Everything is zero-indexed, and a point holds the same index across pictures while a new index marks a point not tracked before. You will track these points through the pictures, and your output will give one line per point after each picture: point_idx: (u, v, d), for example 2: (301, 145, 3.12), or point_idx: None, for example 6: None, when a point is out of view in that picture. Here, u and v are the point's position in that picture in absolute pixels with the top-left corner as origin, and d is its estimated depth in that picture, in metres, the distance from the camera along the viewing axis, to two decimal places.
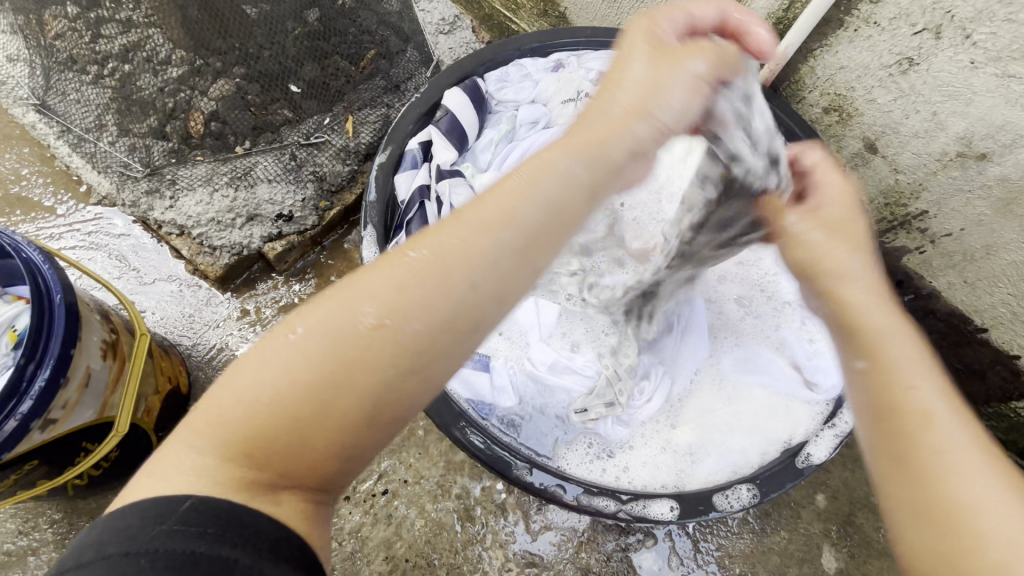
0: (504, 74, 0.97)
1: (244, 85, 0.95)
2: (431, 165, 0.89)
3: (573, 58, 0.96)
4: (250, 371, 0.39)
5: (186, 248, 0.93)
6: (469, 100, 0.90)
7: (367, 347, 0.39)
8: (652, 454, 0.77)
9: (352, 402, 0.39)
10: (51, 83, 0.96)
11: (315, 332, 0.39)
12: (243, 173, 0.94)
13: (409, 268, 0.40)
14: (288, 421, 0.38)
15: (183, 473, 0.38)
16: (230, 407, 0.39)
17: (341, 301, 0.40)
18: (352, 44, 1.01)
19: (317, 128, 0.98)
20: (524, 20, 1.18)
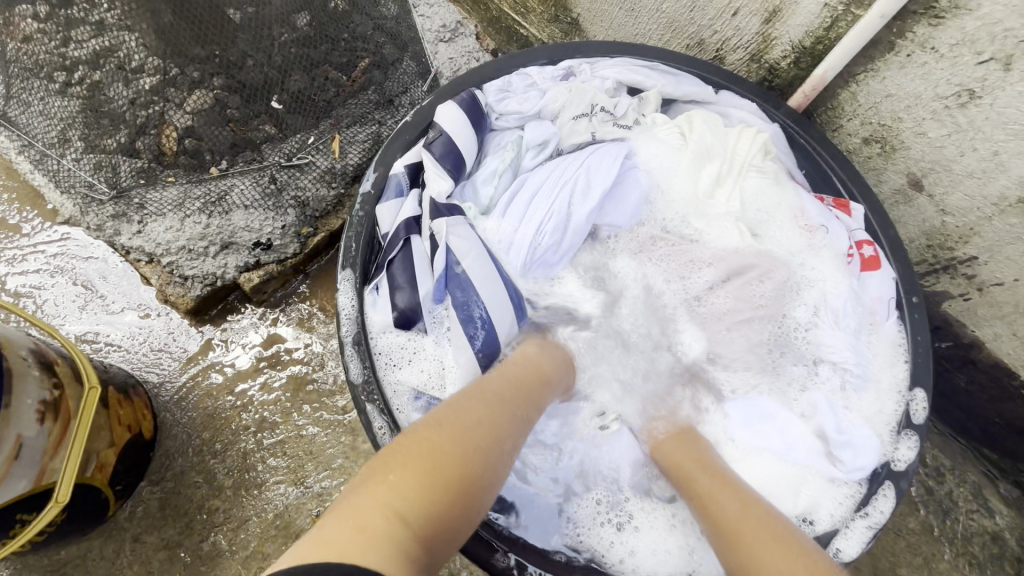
0: (506, 83, 0.86)
1: (224, 97, 0.87)
2: (424, 196, 0.78)
3: (585, 66, 0.88)
4: (409, 455, 0.47)
5: (156, 277, 0.85)
6: (467, 121, 0.80)
7: (478, 445, 0.52)
8: (662, 537, 0.72)
9: (479, 480, 0.50)
10: (13, 92, 0.88)
11: (468, 430, 0.52)
12: (218, 198, 0.86)
13: (495, 405, 0.58)
14: (453, 491, 0.47)
15: (345, 539, 0.39)
16: (400, 487, 0.44)
17: (457, 414, 0.54)
18: (344, 52, 0.93)
19: (302, 147, 0.90)
20: (533, 26, 1.08)
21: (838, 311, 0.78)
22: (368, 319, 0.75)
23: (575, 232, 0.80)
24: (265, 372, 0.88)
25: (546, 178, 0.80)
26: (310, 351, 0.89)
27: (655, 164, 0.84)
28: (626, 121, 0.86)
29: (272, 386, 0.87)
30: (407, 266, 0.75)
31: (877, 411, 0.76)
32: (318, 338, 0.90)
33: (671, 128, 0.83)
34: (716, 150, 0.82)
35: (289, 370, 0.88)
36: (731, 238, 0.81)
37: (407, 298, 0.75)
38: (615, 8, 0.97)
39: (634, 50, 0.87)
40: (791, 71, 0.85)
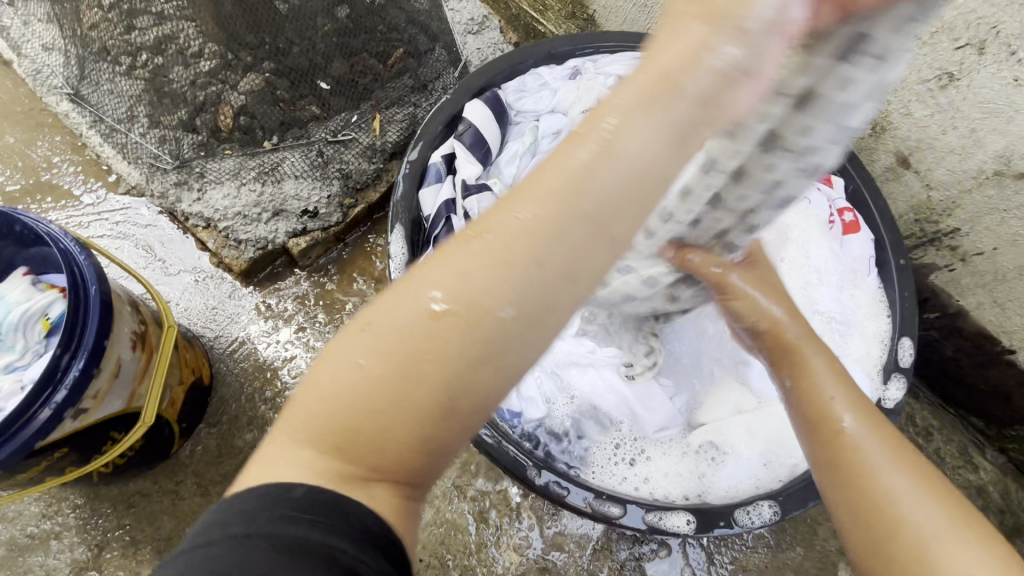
0: (522, 83, 0.95)
1: (273, 79, 0.94)
2: (455, 179, 0.85)
3: (590, 64, 0.95)
4: (342, 356, 0.37)
5: (212, 240, 0.94)
6: (491, 112, 0.87)
7: (434, 335, 0.36)
8: (673, 462, 0.77)
9: (437, 388, 0.36)
10: (85, 72, 0.97)
11: (392, 330, 0.37)
12: (270, 169, 0.95)
13: (492, 254, 0.36)
14: (371, 407, 0.37)
15: (282, 462, 0.38)
16: (327, 395, 0.37)
17: (404, 295, 0.37)
18: (380, 42, 1.01)
19: (345, 125, 0.99)
20: (551, 22, 1.17)
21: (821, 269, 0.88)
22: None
23: None
24: (310, 329, 0.96)
25: None
26: (350, 311, 0.97)
27: None
28: None
29: (316, 342, 0.95)
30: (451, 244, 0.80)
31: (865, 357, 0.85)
32: (357, 300, 0.98)
33: None
34: None
35: (333, 328, 0.96)
36: None
37: None
38: (628, 5, 1.06)
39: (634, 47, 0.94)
40: None
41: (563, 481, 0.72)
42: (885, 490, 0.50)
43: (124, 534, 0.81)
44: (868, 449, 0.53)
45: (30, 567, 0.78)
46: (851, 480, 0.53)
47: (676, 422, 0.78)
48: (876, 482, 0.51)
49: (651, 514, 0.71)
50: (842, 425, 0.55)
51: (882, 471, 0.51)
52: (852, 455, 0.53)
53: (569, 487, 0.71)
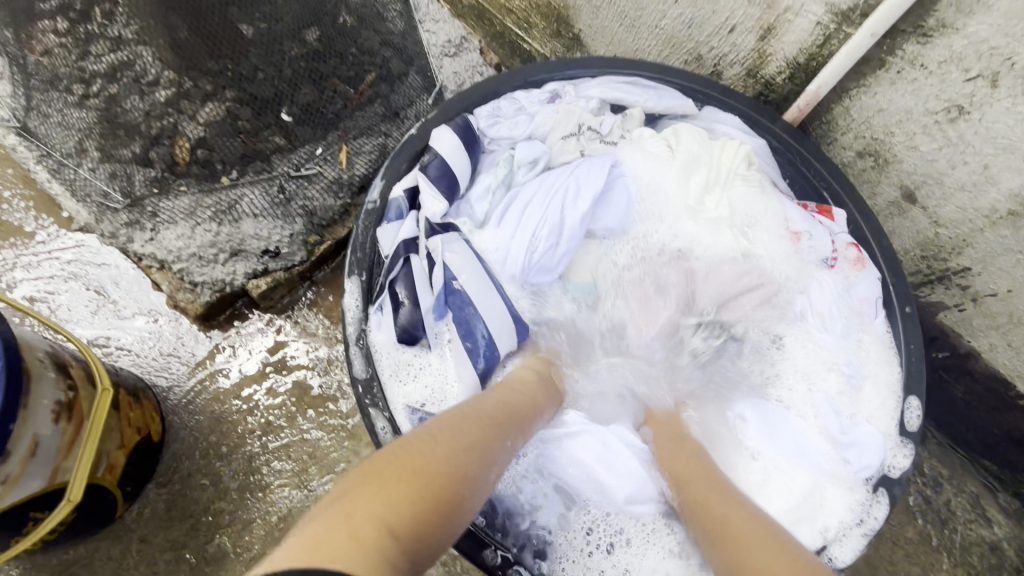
0: (496, 108, 0.87)
1: (235, 109, 0.89)
2: (420, 216, 0.78)
3: (569, 87, 0.89)
4: (411, 461, 0.46)
5: (166, 283, 0.88)
6: (460, 142, 0.80)
7: (483, 471, 0.52)
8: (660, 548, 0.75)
9: (466, 513, 0.49)
10: (34, 104, 0.91)
11: (449, 449, 0.50)
12: (227, 208, 0.89)
13: (501, 429, 0.58)
14: (429, 510, 0.45)
15: (362, 547, 0.38)
16: (402, 489, 0.44)
17: (438, 432, 0.52)
18: (352, 67, 0.96)
19: (310, 158, 0.93)
20: (536, 41, 1.12)
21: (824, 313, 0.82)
22: (372, 340, 0.74)
23: (571, 246, 0.81)
24: (273, 377, 0.90)
25: (539, 192, 0.81)
26: (315, 356, 0.91)
27: (643, 173, 0.84)
28: (612, 137, 0.88)
29: (278, 390, 0.89)
30: (411, 290, 0.74)
31: (874, 410, 0.78)
32: (323, 344, 0.92)
33: (658, 141, 0.85)
34: (703, 159, 0.83)
35: (296, 375, 0.90)
36: (726, 242, 0.82)
37: (411, 319, 0.74)
38: (614, 24, 1.00)
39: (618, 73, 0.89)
40: (786, 86, 0.87)
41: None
42: None
43: None
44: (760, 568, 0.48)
45: None
46: None
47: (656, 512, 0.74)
48: None
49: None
50: (736, 545, 0.51)
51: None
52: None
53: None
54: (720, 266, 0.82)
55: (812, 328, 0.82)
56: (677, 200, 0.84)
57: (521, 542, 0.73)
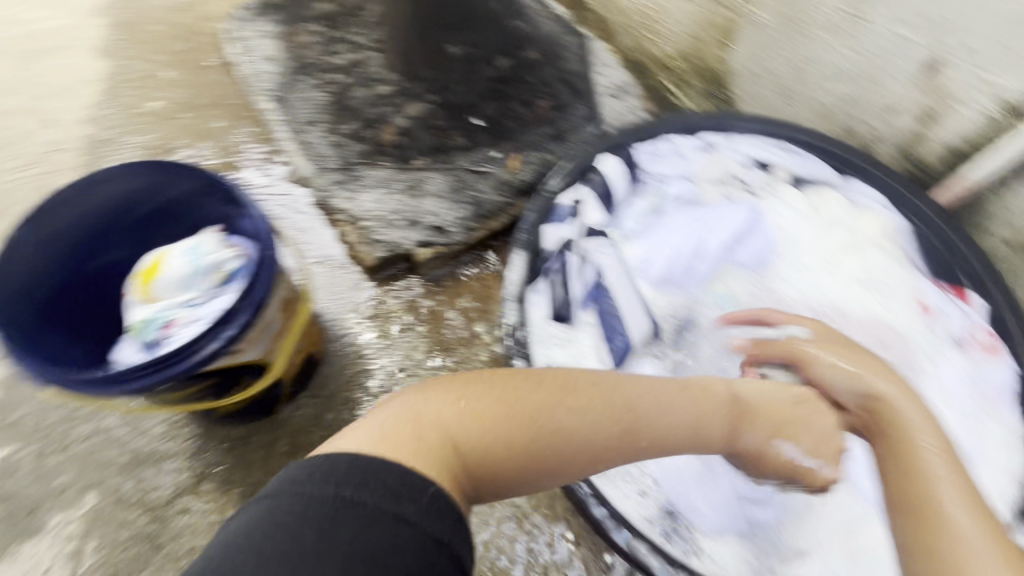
0: (656, 147, 0.92)
1: (435, 109, 1.11)
2: (580, 223, 0.88)
3: (725, 139, 0.93)
4: (477, 401, 0.51)
5: (353, 236, 1.07)
6: (624, 170, 0.91)
7: (576, 420, 0.53)
8: (739, 553, 0.74)
9: (547, 454, 0.52)
10: (291, 81, 1.18)
11: (572, 416, 0.53)
12: (415, 184, 1.07)
13: (621, 421, 0.56)
14: (506, 445, 0.50)
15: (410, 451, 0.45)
16: (459, 421, 0.50)
17: (528, 392, 0.53)
18: (529, 93, 1.16)
19: (485, 159, 1.10)
20: (688, 97, 1.25)
21: (945, 382, 0.82)
22: (529, 317, 0.80)
23: (704, 273, 0.91)
24: (414, 331, 1.04)
25: (683, 223, 0.92)
26: (452, 322, 1.05)
27: (783, 224, 0.92)
28: (757, 190, 0.93)
29: (416, 346, 1.03)
30: (568, 279, 0.85)
31: (994, 492, 0.75)
32: (462, 314, 1.06)
33: (801, 199, 0.92)
34: (844, 224, 0.89)
35: (433, 335, 1.04)
36: (857, 303, 0.87)
37: (563, 304, 0.84)
38: (771, 93, 1.10)
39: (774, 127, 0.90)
40: (939, 169, 0.91)
41: (624, 526, 0.70)
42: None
43: (221, 472, 0.90)
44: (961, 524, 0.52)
45: (143, 479, 0.89)
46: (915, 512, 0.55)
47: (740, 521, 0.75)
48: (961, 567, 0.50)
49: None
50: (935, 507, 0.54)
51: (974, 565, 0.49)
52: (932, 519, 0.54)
53: (642, 548, 0.69)
54: (852, 330, 0.86)
55: (926, 389, 0.83)
56: (809, 254, 0.90)
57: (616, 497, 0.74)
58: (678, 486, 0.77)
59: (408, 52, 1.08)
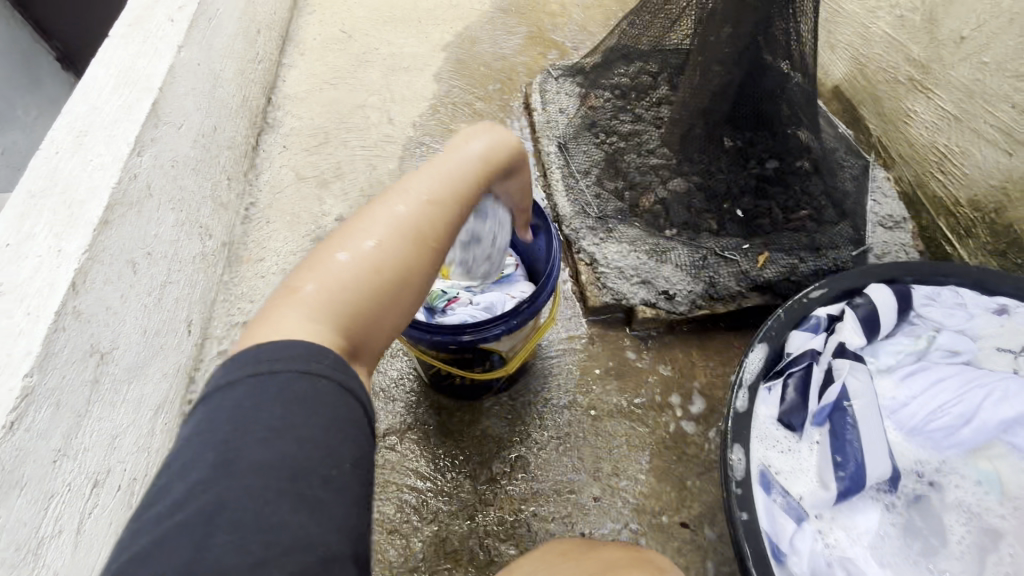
0: (935, 292, 0.88)
1: (695, 191, 1.20)
2: (832, 338, 0.85)
3: (1022, 309, 0.85)
4: (358, 237, 0.56)
5: (587, 275, 1.18)
6: (894, 302, 0.86)
7: (440, 204, 0.60)
8: None
9: (445, 258, 0.60)
10: (575, 136, 1.38)
11: (405, 209, 0.59)
12: (659, 250, 1.17)
13: (450, 193, 0.62)
14: (386, 273, 0.55)
15: (301, 330, 0.49)
16: (343, 271, 0.54)
17: (416, 215, 0.59)
18: (794, 200, 1.18)
19: (733, 248, 1.16)
20: (966, 248, 1.15)
21: None
22: (756, 410, 0.80)
23: (969, 441, 0.79)
24: (612, 377, 1.10)
25: (954, 379, 0.82)
26: (649, 383, 1.09)
27: None
28: None
29: (610, 391, 1.08)
30: (805, 388, 0.81)
31: None
32: (661, 378, 1.10)
33: None
34: None
35: (628, 387, 1.09)
36: None
37: (790, 411, 0.80)
38: None
39: None
40: None
41: None
42: None
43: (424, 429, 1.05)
44: None
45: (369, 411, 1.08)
46: None
47: None
48: None
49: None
50: None
51: None
52: None
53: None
54: None
55: None
56: None
57: None
58: None
59: (687, 138, 1.19)
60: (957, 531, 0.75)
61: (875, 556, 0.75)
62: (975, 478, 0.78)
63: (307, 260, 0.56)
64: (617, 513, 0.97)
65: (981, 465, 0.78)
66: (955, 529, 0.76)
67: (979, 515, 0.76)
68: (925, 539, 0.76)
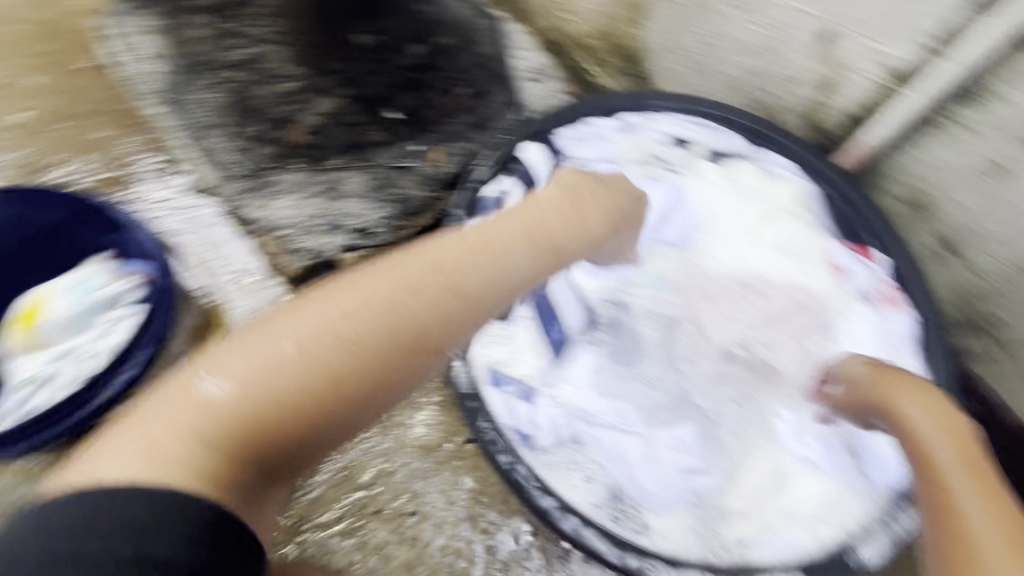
0: (578, 132, 0.96)
1: (348, 106, 1.05)
2: (507, 213, 0.89)
3: (644, 120, 0.96)
4: (267, 366, 0.52)
5: (270, 246, 1.00)
6: (547, 158, 0.94)
7: (348, 334, 0.54)
8: (685, 525, 0.76)
9: (369, 398, 0.56)
10: (178, 81, 1.06)
11: (309, 341, 0.53)
12: (333, 186, 1.01)
13: (352, 327, 0.54)
14: (286, 421, 0.52)
15: (158, 460, 0.49)
16: (254, 394, 0.51)
17: (324, 340, 0.53)
18: (447, 81, 1.10)
19: (406, 153, 1.05)
20: (607, 76, 1.22)
21: (860, 337, 0.86)
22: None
23: (633, 253, 0.90)
24: None
25: None
26: None
27: (705, 201, 0.94)
28: (678, 168, 0.95)
29: None
30: None
31: None
32: None
33: (719, 173, 0.94)
34: (758, 195, 0.92)
35: None
36: (777, 270, 0.89)
37: None
38: (685, 68, 1.08)
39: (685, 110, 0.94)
40: (841, 135, 0.93)
41: (569, 512, 0.73)
42: None
43: None
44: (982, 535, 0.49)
45: None
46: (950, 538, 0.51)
47: (683, 499, 0.77)
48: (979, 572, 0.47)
49: (644, 562, 0.70)
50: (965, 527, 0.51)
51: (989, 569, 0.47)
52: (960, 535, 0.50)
53: (591, 534, 0.71)
54: (777, 295, 0.88)
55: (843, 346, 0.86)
56: (732, 225, 0.92)
57: (561, 488, 0.76)
58: (621, 469, 0.79)
59: (316, 46, 1.06)
60: (646, 332, 0.87)
61: (593, 386, 0.83)
62: (647, 283, 0.89)
63: (252, 326, 0.56)
64: (400, 473, 0.90)
65: (650, 270, 0.89)
66: (639, 333, 0.87)
67: (656, 309, 0.88)
68: (621, 351, 0.85)
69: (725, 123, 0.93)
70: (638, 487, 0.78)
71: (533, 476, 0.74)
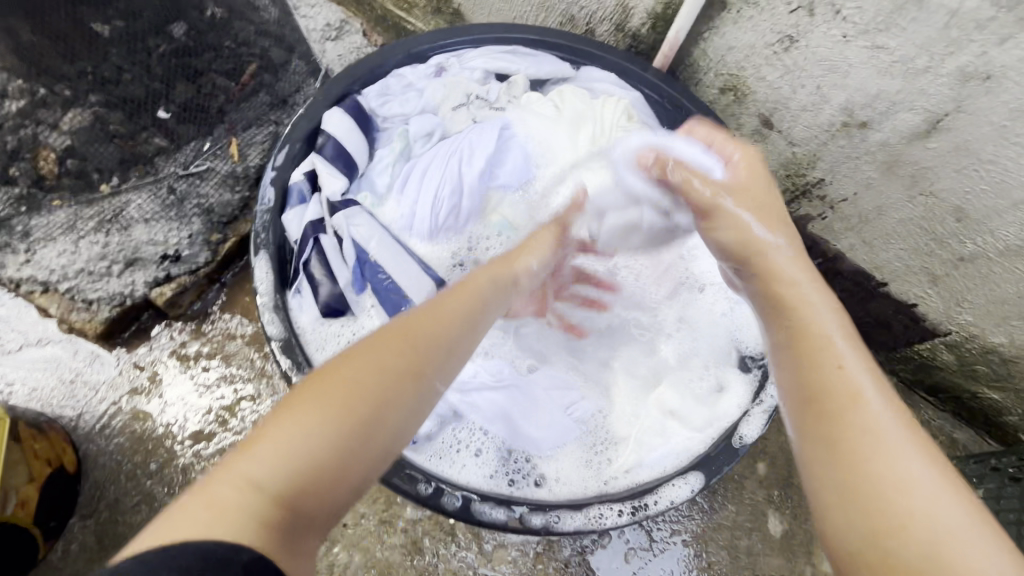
0: (385, 87, 0.86)
1: (103, 113, 0.86)
2: (322, 198, 0.79)
3: (454, 59, 0.89)
4: (307, 414, 0.44)
5: (55, 306, 0.82)
6: (354, 122, 0.81)
7: (383, 375, 0.48)
8: (574, 460, 0.79)
9: (394, 439, 0.48)
10: None
11: (361, 373, 0.47)
12: (113, 215, 0.84)
13: (404, 357, 0.49)
14: (327, 463, 0.43)
15: (228, 517, 0.40)
16: (286, 440, 0.43)
17: (361, 378, 0.47)
18: (229, 59, 0.92)
19: (197, 155, 0.88)
20: (419, 20, 1.06)
21: None
22: (296, 323, 0.74)
23: (472, 208, 0.85)
24: (194, 388, 0.87)
25: (435, 161, 0.84)
26: (235, 358, 0.88)
27: (535, 134, 0.87)
28: (500, 103, 0.89)
29: (199, 403, 0.86)
30: (324, 263, 0.76)
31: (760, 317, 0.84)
32: (243, 344, 0.89)
33: (545, 101, 0.88)
34: (589, 114, 0.87)
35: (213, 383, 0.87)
36: None
37: (330, 298, 0.76)
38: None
39: (495, 40, 0.88)
40: (651, 35, 0.91)
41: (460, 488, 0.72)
42: (917, 495, 0.43)
43: None
44: (882, 423, 0.46)
45: None
46: (839, 421, 0.47)
47: (568, 434, 0.80)
48: (887, 460, 0.45)
49: (547, 516, 0.72)
50: (858, 400, 0.48)
51: (903, 455, 0.45)
52: (871, 427, 0.46)
53: (483, 505, 0.71)
54: None
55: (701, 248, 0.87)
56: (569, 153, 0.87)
57: (447, 467, 0.75)
58: (504, 427, 0.79)
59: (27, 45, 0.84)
60: None
61: None
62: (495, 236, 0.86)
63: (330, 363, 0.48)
64: None
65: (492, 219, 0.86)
66: None
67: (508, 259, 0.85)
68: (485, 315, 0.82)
69: (539, 47, 0.90)
70: (524, 439, 0.79)
71: (417, 464, 0.72)
